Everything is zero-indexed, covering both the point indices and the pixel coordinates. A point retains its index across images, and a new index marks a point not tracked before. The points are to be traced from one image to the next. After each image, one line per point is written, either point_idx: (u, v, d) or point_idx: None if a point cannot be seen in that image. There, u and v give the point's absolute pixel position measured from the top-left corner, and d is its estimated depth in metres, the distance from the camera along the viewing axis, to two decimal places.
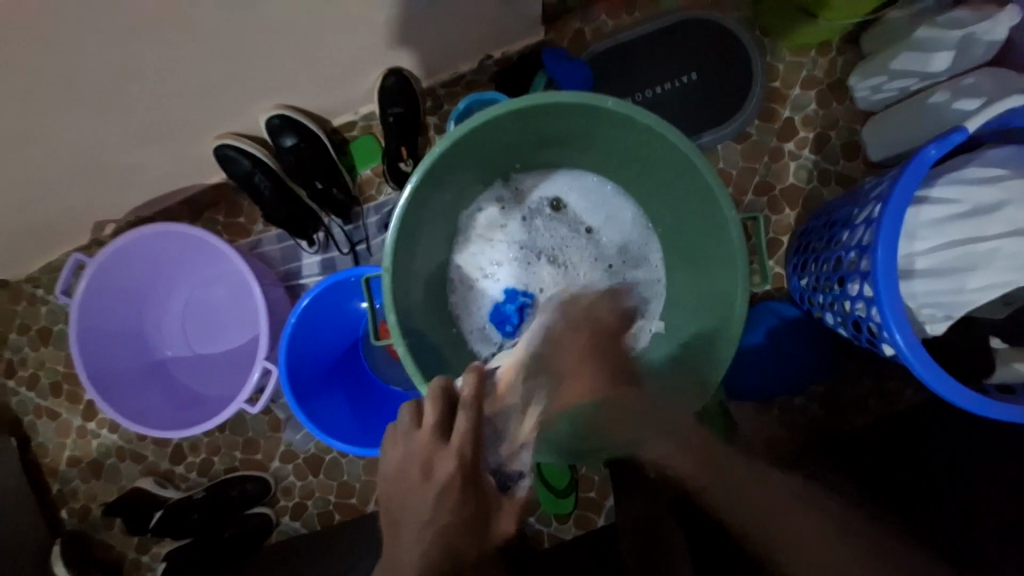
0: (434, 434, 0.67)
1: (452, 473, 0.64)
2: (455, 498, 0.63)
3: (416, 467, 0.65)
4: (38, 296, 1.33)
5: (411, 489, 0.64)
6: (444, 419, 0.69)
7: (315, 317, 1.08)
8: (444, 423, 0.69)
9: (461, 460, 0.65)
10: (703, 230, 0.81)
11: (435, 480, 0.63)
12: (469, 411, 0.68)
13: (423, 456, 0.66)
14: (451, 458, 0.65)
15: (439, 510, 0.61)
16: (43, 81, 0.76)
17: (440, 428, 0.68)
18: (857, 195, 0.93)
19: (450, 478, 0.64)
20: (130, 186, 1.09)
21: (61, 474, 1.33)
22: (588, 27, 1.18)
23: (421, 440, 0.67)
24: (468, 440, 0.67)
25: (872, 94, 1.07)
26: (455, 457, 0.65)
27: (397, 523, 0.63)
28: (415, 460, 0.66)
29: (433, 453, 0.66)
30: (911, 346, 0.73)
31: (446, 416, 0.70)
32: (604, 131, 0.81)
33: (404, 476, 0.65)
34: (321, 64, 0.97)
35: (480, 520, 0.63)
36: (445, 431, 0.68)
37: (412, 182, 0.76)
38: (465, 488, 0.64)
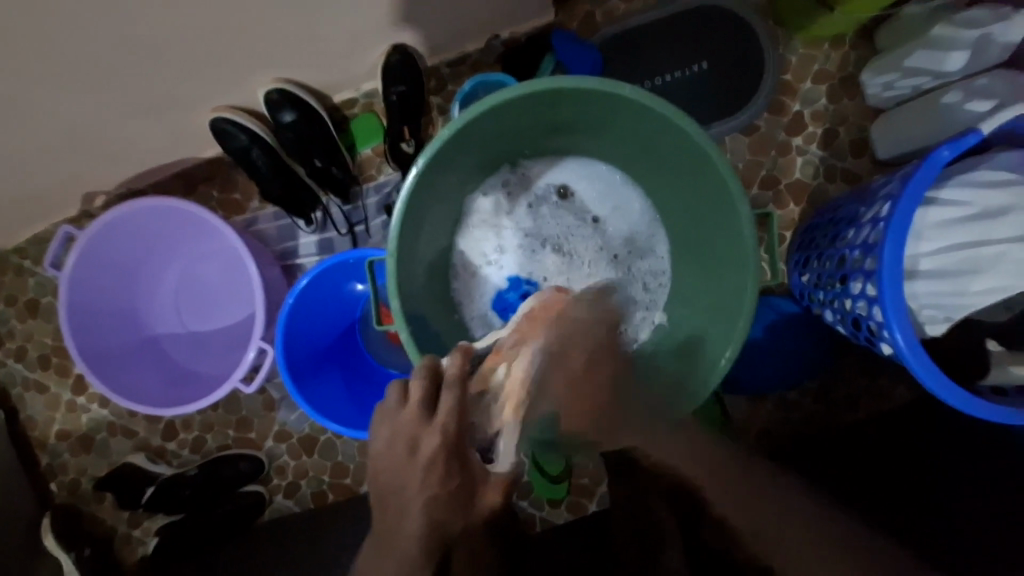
0: (420, 412, 0.67)
1: (438, 448, 0.65)
2: (442, 472, 0.64)
3: (402, 443, 0.65)
4: (26, 267, 1.30)
5: (399, 466, 0.65)
6: (429, 397, 0.68)
7: (311, 299, 1.06)
8: (431, 401, 0.68)
9: (445, 436, 0.65)
10: (712, 224, 0.80)
11: (423, 456, 0.64)
12: (454, 390, 0.67)
13: (409, 433, 0.66)
14: (436, 435, 0.65)
15: (427, 485, 0.64)
16: (29, 46, 0.72)
17: (426, 406, 0.68)
18: (863, 193, 0.92)
19: (438, 454, 0.65)
20: (121, 159, 1.06)
21: (50, 447, 1.32)
22: (599, 9, 1.14)
23: (406, 417, 0.67)
24: (453, 417, 0.66)
25: (883, 90, 1.06)
26: (440, 433, 0.66)
27: (387, 498, 0.65)
28: (401, 438, 0.66)
29: (419, 431, 0.66)
30: (910, 346, 0.74)
31: (432, 396, 0.69)
32: (617, 119, 0.79)
33: (391, 453, 0.66)
34: (323, 38, 0.94)
35: (466, 496, 0.66)
36: (431, 408, 0.69)
37: (418, 165, 0.74)
38: (450, 463, 0.65)
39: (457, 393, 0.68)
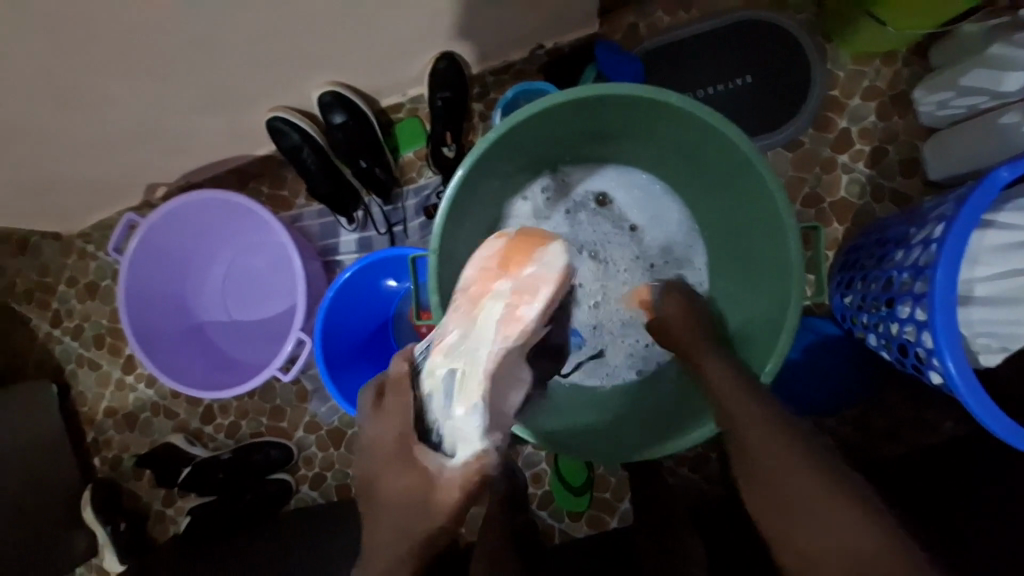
0: (375, 420, 0.68)
1: (394, 446, 0.66)
2: (400, 470, 0.65)
3: (368, 448, 0.68)
4: (88, 251, 1.39)
5: (368, 469, 0.67)
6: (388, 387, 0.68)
7: (350, 295, 1.10)
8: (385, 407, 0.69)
9: (397, 433, 0.66)
10: (755, 236, 0.79)
11: (387, 442, 0.66)
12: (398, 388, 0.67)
13: (371, 439, 0.67)
14: (391, 434, 0.66)
15: (392, 487, 0.65)
16: (114, 46, 0.78)
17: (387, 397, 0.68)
18: (914, 214, 0.89)
19: (398, 444, 0.66)
20: (183, 153, 1.12)
21: (97, 423, 1.40)
22: (643, 22, 1.15)
23: (367, 425, 0.69)
24: (403, 414, 0.66)
25: (937, 109, 1.04)
26: (394, 432, 0.66)
27: (368, 506, 0.67)
28: (366, 444, 0.68)
29: (379, 436, 0.67)
30: (962, 374, 0.71)
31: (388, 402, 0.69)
32: (661, 127, 0.79)
33: (363, 461, 0.68)
34: (377, 45, 0.98)
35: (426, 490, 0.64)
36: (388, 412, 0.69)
37: (464, 166, 0.75)
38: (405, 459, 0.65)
39: (402, 391, 0.67)
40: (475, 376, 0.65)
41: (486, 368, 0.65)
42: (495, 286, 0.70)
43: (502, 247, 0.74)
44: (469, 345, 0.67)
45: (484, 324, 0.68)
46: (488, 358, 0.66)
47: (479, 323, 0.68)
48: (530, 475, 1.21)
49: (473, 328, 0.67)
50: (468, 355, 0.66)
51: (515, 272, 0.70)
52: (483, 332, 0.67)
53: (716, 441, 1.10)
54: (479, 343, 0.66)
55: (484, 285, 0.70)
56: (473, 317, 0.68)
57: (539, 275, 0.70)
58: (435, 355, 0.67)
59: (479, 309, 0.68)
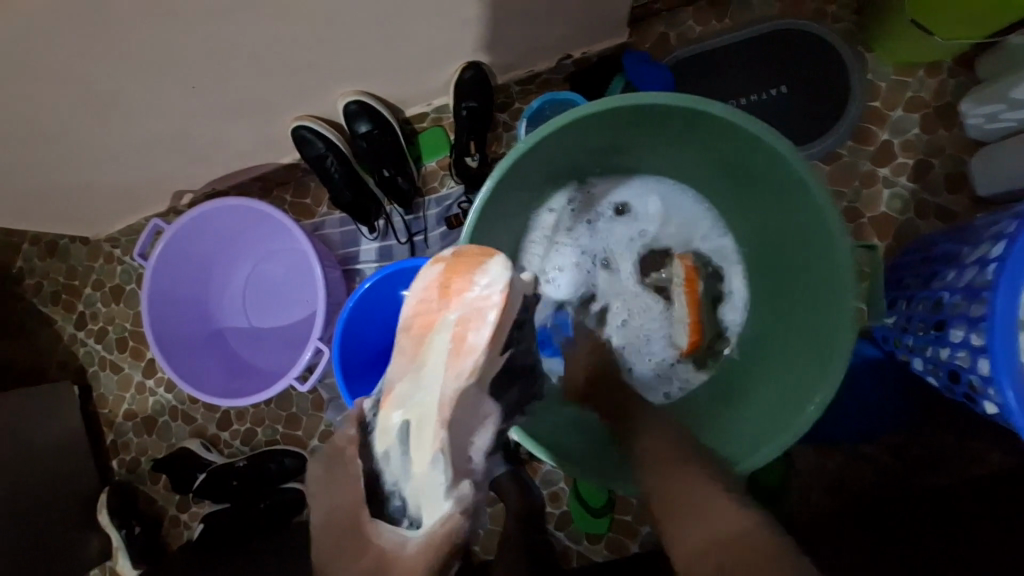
0: (326, 491, 0.63)
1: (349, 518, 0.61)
2: (358, 545, 0.59)
3: (326, 523, 0.62)
4: (115, 255, 1.41)
5: (324, 548, 0.61)
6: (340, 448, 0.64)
7: (371, 305, 1.08)
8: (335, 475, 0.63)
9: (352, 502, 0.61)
10: (799, 254, 0.75)
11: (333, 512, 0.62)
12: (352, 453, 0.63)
13: (325, 514, 0.62)
14: (345, 505, 0.61)
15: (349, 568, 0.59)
16: (145, 52, 0.79)
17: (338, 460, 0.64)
18: (963, 231, 0.84)
19: (349, 517, 0.61)
20: (210, 160, 1.13)
21: (116, 426, 1.41)
22: (673, 31, 1.13)
23: (319, 498, 0.63)
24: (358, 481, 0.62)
25: (986, 122, 0.99)
26: (348, 503, 0.61)
27: None
28: (322, 520, 0.62)
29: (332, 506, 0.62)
30: (1023, 406, 0.66)
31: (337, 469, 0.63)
32: (698, 138, 0.76)
33: (320, 538, 0.62)
34: (404, 53, 0.97)
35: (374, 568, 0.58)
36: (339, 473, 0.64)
37: (493, 176, 0.73)
38: (362, 533, 0.60)
39: (355, 457, 0.63)
40: (427, 425, 0.59)
41: (440, 416, 0.59)
42: (437, 319, 0.62)
43: (438, 271, 0.65)
44: (418, 393, 0.61)
45: (431, 365, 0.61)
46: (440, 401, 0.60)
47: (424, 364, 0.61)
48: (547, 493, 1.17)
49: (420, 373, 0.61)
50: (418, 403, 0.60)
51: (455, 301, 0.62)
52: (429, 374, 0.61)
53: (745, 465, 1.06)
54: (428, 388, 0.60)
55: (425, 319, 0.62)
56: (418, 359, 0.62)
57: (482, 298, 0.62)
58: (384, 409, 0.62)
59: (423, 347, 0.62)
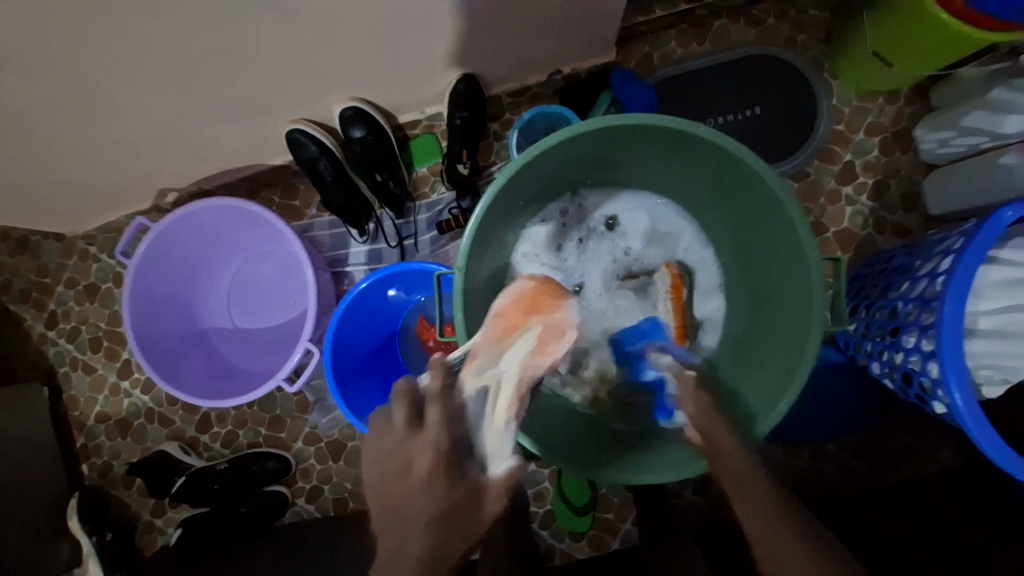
0: (403, 434, 0.59)
1: (434, 465, 0.57)
2: (442, 488, 0.57)
3: (397, 462, 0.58)
4: (91, 253, 1.37)
5: (393, 484, 0.58)
6: (414, 410, 0.60)
7: (362, 307, 1.10)
8: (418, 419, 0.60)
9: (440, 450, 0.58)
10: (776, 267, 0.80)
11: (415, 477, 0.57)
12: (444, 403, 0.59)
13: (400, 454, 0.58)
14: (428, 452, 0.58)
15: (428, 505, 0.57)
16: (143, 50, 0.80)
17: (412, 422, 0.60)
18: (918, 246, 0.92)
19: (432, 464, 0.58)
20: (198, 159, 1.13)
21: (88, 428, 1.37)
22: (657, 52, 1.19)
23: (395, 437, 0.59)
24: (445, 431, 0.59)
25: (938, 147, 1.08)
26: (431, 450, 0.58)
27: (388, 523, 0.58)
28: (393, 460, 0.58)
29: (409, 450, 0.59)
30: (968, 407, 0.73)
31: (416, 416, 0.60)
32: (683, 156, 0.81)
33: (386, 475, 0.58)
34: (400, 61, 1.00)
35: (471, 511, 0.58)
36: (414, 420, 0.60)
37: (492, 188, 0.76)
38: (449, 477, 0.58)
39: (443, 408, 0.60)
40: (505, 398, 0.62)
41: (518, 395, 0.62)
42: (531, 318, 0.69)
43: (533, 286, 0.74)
44: (501, 369, 0.64)
45: (518, 351, 0.65)
46: (518, 381, 0.63)
47: (511, 346, 0.66)
48: (532, 493, 1.21)
49: (506, 354, 0.65)
50: (502, 382, 0.63)
51: (553, 309, 0.70)
52: (514, 354, 0.65)
53: None
54: (513, 370, 0.63)
55: (522, 314, 0.69)
56: (506, 344, 0.66)
57: (572, 320, 0.71)
58: (467, 368, 0.63)
59: (512, 329, 0.67)
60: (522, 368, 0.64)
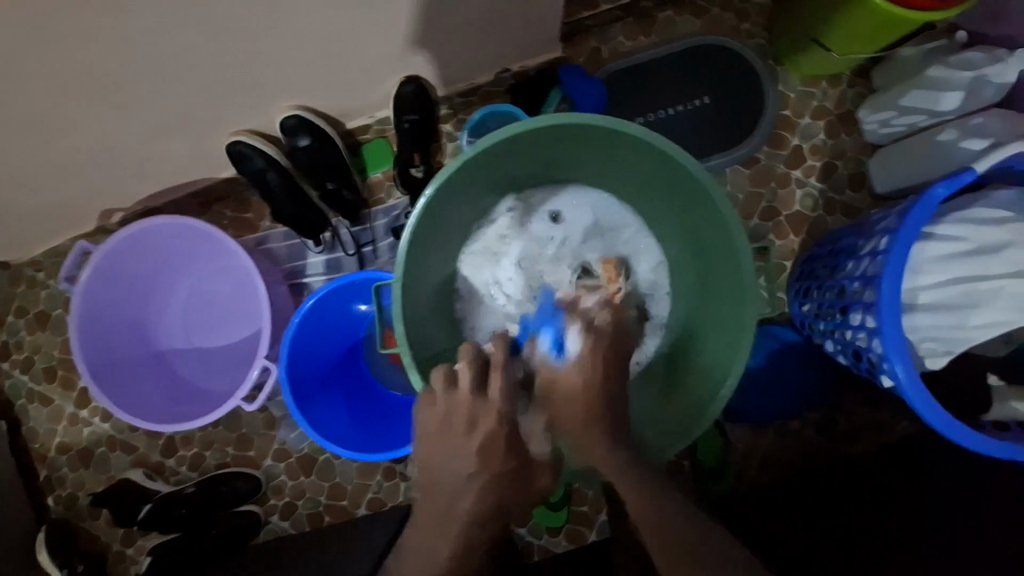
0: (473, 393, 0.74)
1: (494, 429, 0.73)
2: (498, 450, 0.73)
3: (461, 419, 0.73)
4: (39, 279, 1.32)
5: (457, 437, 0.73)
6: (481, 376, 0.76)
7: (318, 320, 1.08)
8: (481, 382, 0.76)
9: (502, 418, 0.74)
10: (715, 256, 0.81)
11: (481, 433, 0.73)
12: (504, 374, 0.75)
13: (467, 411, 0.73)
14: (493, 416, 0.74)
15: (488, 461, 0.73)
16: (63, 72, 0.76)
17: (479, 387, 0.75)
18: (862, 225, 0.94)
19: (491, 430, 0.73)
20: (140, 178, 1.09)
21: (49, 461, 1.32)
22: (605, 46, 1.19)
23: (462, 397, 0.74)
24: (504, 401, 0.74)
25: (880, 128, 1.10)
26: (496, 414, 0.74)
27: (449, 472, 0.74)
28: (460, 415, 0.73)
29: (475, 409, 0.74)
30: (910, 379, 0.75)
31: (480, 377, 0.76)
32: (619, 152, 0.81)
33: (450, 428, 0.74)
34: (341, 69, 0.98)
35: (520, 471, 0.76)
36: (480, 387, 0.75)
37: (427, 195, 0.75)
38: (507, 442, 0.74)
39: (504, 377, 0.76)
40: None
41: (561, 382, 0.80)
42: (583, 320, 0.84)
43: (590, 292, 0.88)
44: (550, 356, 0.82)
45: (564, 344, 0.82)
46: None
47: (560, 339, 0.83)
48: None
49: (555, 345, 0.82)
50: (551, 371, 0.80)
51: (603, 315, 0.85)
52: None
53: (687, 450, 1.15)
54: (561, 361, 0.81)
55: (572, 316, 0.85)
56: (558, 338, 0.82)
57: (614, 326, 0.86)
58: (524, 351, 0.85)
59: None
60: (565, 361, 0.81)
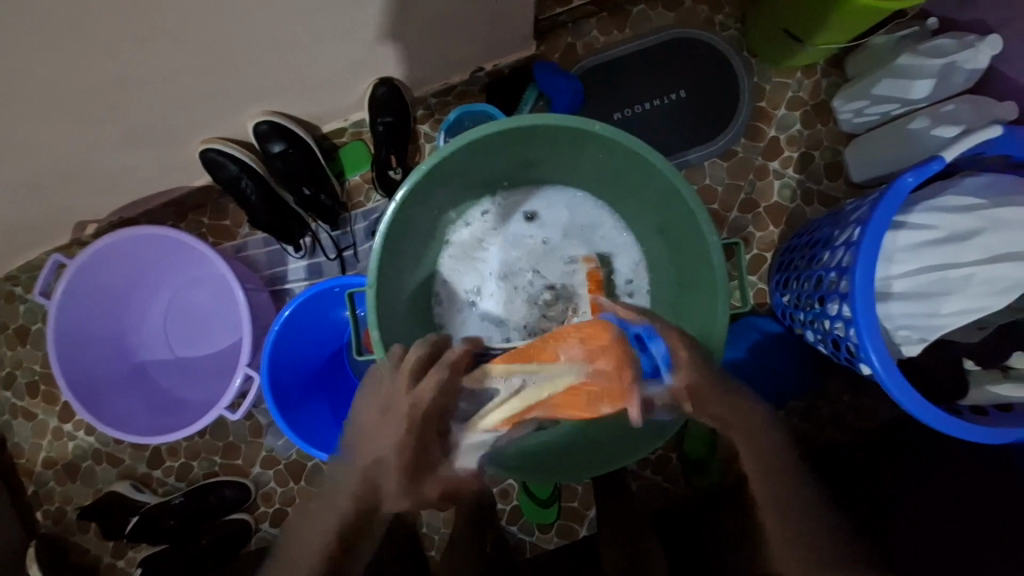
0: (407, 378, 0.70)
1: (404, 420, 0.67)
2: (402, 446, 0.66)
3: (382, 401, 0.70)
4: (17, 294, 1.30)
5: (372, 419, 0.69)
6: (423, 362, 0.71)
7: (298, 327, 1.07)
8: (422, 371, 0.71)
9: (415, 412, 0.67)
10: (687, 252, 0.82)
11: (390, 427, 0.67)
12: (445, 370, 0.69)
13: (391, 395, 0.69)
14: (409, 405, 0.67)
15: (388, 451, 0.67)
16: (25, 87, 0.75)
17: (417, 373, 0.70)
18: (838, 215, 0.94)
19: (400, 424, 0.67)
20: (114, 189, 1.08)
21: (35, 476, 1.31)
22: (580, 41, 1.18)
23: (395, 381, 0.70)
24: (432, 397, 0.67)
25: (854, 117, 1.10)
26: (411, 406, 0.67)
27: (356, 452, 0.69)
28: (382, 399, 0.70)
29: (397, 395, 0.69)
30: (885, 367, 0.76)
31: (425, 367, 0.71)
32: (590, 151, 0.81)
33: (372, 410, 0.70)
34: (312, 73, 0.97)
35: (424, 481, 0.68)
36: (417, 379, 0.70)
37: (397, 199, 0.76)
38: (411, 441, 0.66)
39: (446, 374, 0.69)
40: (506, 409, 0.68)
41: (515, 415, 0.68)
42: (573, 352, 0.69)
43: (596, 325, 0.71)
44: (520, 381, 0.69)
45: (544, 373, 0.69)
46: (520, 407, 0.68)
47: (541, 368, 0.69)
48: (497, 491, 1.20)
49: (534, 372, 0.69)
50: (513, 399, 0.68)
51: (597, 352, 0.68)
52: (538, 383, 0.68)
53: (674, 442, 1.16)
54: (528, 393, 0.68)
55: (562, 342, 0.70)
56: (542, 366, 0.69)
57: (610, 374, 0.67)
58: (495, 366, 0.71)
59: (571, 362, 0.68)
60: (535, 396, 0.68)
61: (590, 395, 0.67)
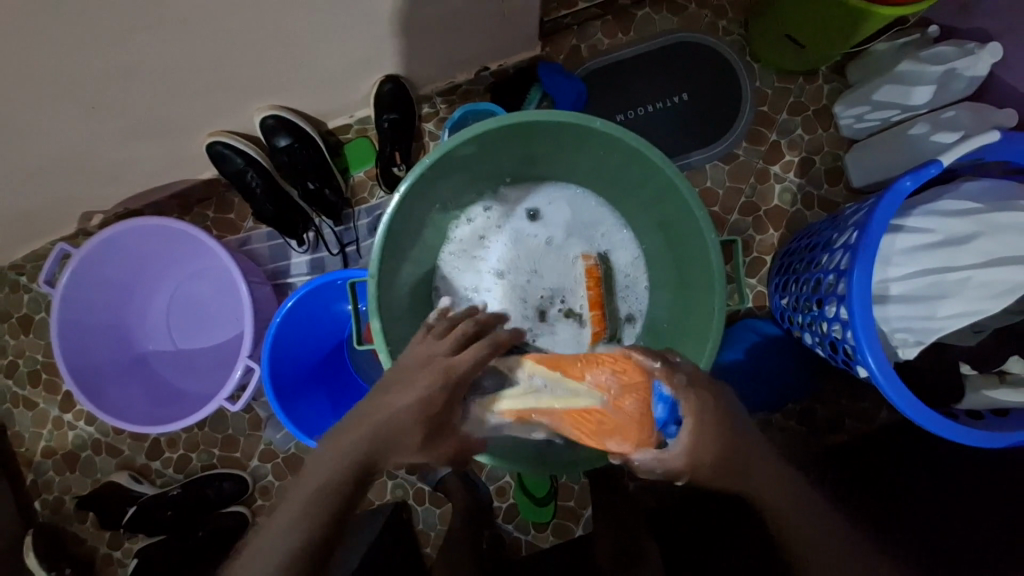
0: (452, 343, 0.70)
1: (436, 378, 0.66)
2: (429, 402, 0.66)
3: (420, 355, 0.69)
4: (22, 283, 1.32)
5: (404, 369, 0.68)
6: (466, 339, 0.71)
7: (299, 320, 1.08)
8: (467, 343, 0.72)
9: (450, 374, 0.67)
10: (685, 249, 0.83)
11: (412, 389, 0.66)
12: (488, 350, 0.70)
13: (429, 352, 0.69)
14: (446, 365, 0.67)
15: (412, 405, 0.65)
16: (37, 76, 0.76)
17: (460, 345, 0.71)
18: (837, 218, 0.95)
19: (431, 380, 0.66)
20: (120, 180, 1.09)
21: (35, 465, 1.32)
22: (585, 43, 1.20)
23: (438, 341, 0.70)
24: (468, 368, 0.68)
25: (855, 122, 1.11)
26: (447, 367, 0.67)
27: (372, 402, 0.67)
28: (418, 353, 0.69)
29: (435, 354, 0.69)
30: (881, 368, 0.76)
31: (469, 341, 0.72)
32: (591, 148, 0.82)
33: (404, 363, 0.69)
34: (319, 69, 0.98)
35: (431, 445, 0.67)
36: (459, 347, 0.71)
37: (400, 192, 0.77)
38: (438, 399, 0.66)
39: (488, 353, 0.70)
40: (519, 402, 0.72)
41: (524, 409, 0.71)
42: (594, 386, 0.69)
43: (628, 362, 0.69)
44: (541, 381, 0.72)
45: (561, 386, 0.71)
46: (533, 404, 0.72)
47: (562, 379, 0.72)
48: (494, 488, 1.21)
49: (555, 378, 0.72)
50: (530, 395, 0.72)
51: (616, 394, 0.68)
52: (557, 392, 0.71)
53: None
54: (546, 399, 0.71)
55: (591, 370, 0.70)
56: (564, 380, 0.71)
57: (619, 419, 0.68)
58: (528, 360, 0.75)
59: (597, 387, 0.69)
60: (550, 404, 0.71)
61: (596, 428, 0.69)
